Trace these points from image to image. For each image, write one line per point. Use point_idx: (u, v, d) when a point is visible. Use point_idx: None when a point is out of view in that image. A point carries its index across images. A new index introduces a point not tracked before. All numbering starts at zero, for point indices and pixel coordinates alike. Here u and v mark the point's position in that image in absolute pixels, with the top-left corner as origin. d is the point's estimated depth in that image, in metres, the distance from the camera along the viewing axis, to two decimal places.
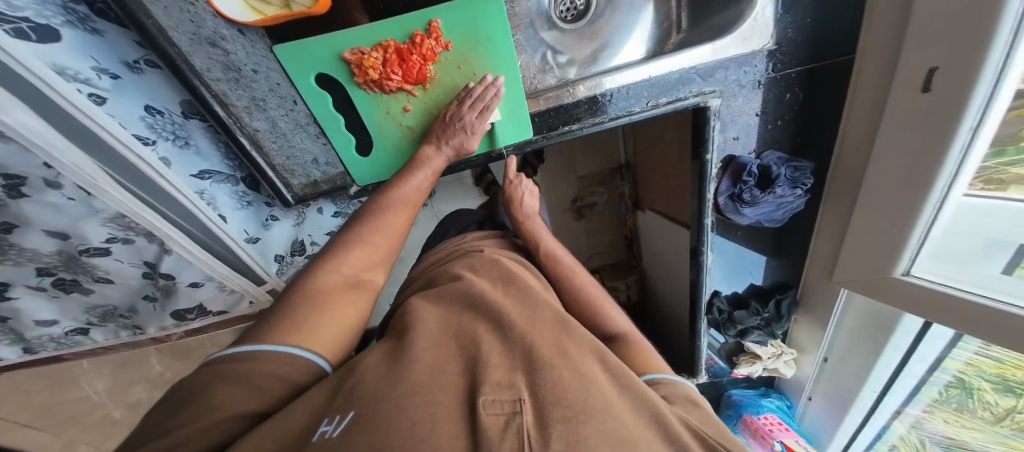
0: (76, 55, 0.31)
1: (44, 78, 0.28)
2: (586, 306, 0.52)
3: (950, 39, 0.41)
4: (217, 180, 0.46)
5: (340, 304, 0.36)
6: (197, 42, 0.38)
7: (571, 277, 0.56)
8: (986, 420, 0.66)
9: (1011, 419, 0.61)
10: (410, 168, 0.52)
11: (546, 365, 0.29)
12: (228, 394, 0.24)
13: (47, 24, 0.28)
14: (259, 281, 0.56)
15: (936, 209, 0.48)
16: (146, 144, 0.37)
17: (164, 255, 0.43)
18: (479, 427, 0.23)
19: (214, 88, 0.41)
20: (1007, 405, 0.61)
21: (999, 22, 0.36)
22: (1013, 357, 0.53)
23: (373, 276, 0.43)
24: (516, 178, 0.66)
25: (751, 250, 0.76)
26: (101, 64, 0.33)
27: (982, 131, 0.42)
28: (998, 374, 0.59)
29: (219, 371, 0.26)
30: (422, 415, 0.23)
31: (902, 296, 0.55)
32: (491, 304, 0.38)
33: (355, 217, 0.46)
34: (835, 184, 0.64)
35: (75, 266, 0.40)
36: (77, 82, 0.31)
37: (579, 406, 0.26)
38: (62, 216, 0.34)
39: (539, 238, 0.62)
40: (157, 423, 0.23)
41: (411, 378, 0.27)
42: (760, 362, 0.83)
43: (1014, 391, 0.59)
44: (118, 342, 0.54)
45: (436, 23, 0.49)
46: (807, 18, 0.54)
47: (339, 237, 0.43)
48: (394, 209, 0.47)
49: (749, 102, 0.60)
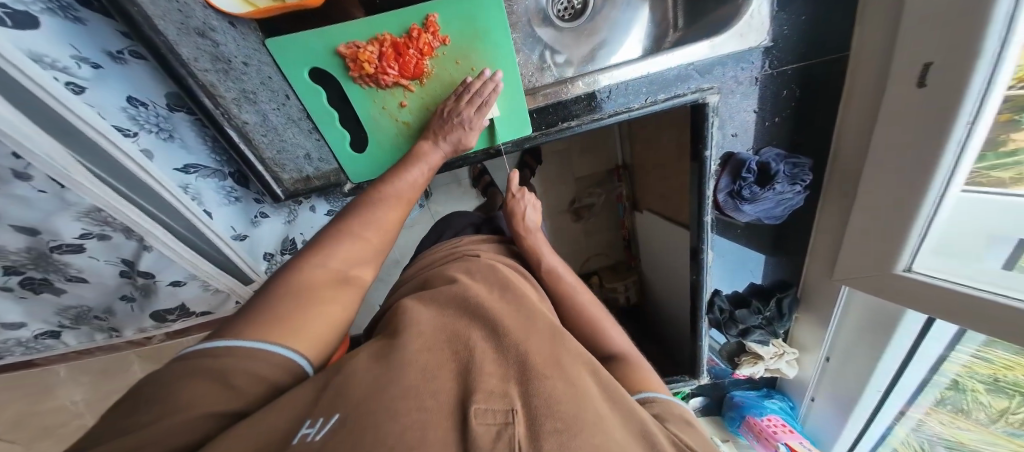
0: (56, 43, 0.28)
1: (14, 61, 0.24)
2: (586, 323, 0.51)
3: (945, 37, 0.42)
4: (203, 175, 0.44)
5: (328, 301, 0.34)
6: (185, 32, 0.37)
7: (573, 295, 0.54)
8: (981, 420, 0.68)
9: (1005, 419, 0.63)
10: (407, 162, 0.49)
11: (540, 375, 0.29)
12: (198, 391, 0.23)
13: (25, 11, 0.26)
14: (247, 281, 0.52)
15: (935, 205, 0.48)
16: (128, 136, 0.35)
17: (143, 252, 0.39)
18: (470, 436, 0.22)
19: (202, 79, 0.39)
20: (1000, 407, 0.63)
21: (990, 19, 0.37)
22: (1002, 357, 0.56)
23: (362, 271, 0.39)
24: (518, 193, 0.61)
25: (751, 248, 0.75)
26: (82, 53, 0.30)
27: (978, 128, 0.43)
28: (990, 375, 0.61)
29: (185, 369, 0.24)
30: (411, 421, 0.22)
31: (903, 292, 0.55)
32: (489, 311, 0.37)
33: (346, 209, 0.43)
34: (833, 180, 0.64)
35: (46, 264, 0.35)
36: (54, 71, 0.28)
37: (571, 419, 0.25)
38: (32, 210, 0.29)
39: (541, 254, 0.59)
40: (115, 423, 0.21)
41: (403, 380, 0.25)
42: (762, 362, 0.82)
43: (1006, 391, 0.61)
44: (93, 347, 0.50)
45: (434, 17, 0.48)
46: (801, 15, 0.54)
47: (325, 232, 0.39)
48: (387, 203, 0.44)
49: (747, 99, 0.60)
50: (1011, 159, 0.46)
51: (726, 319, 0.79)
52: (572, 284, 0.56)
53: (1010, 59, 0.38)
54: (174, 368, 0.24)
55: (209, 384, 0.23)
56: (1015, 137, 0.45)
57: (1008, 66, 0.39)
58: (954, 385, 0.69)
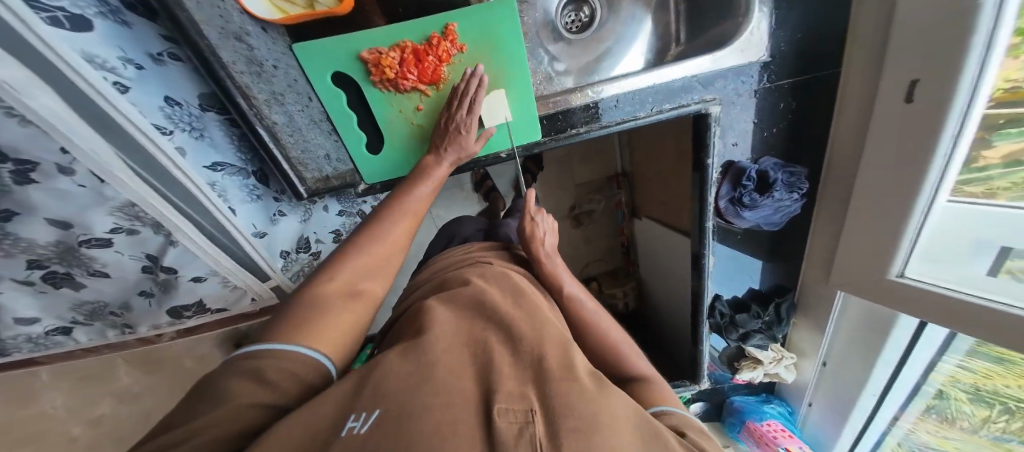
0: (106, 45, 0.30)
1: (70, 63, 0.26)
2: (608, 348, 0.50)
3: (930, 56, 0.45)
4: (229, 173, 0.45)
5: (342, 311, 0.34)
6: (225, 36, 0.39)
7: (590, 312, 0.53)
8: (966, 429, 0.72)
9: (988, 428, 0.68)
10: (414, 181, 0.50)
11: (556, 376, 0.30)
12: (239, 387, 0.25)
13: (81, 14, 0.27)
14: (264, 277, 0.53)
15: (923, 216, 0.52)
16: (164, 134, 0.36)
17: (169, 247, 0.39)
18: (494, 432, 0.23)
19: (238, 80, 0.41)
20: (983, 415, 0.68)
21: (970, 41, 0.41)
22: (984, 368, 0.63)
23: (374, 286, 0.39)
24: (536, 214, 0.60)
25: (750, 255, 0.78)
26: (128, 54, 0.32)
27: (961, 141, 0.46)
28: (972, 385, 0.67)
29: (230, 368, 0.26)
30: (443, 417, 0.23)
31: (896, 296, 0.58)
32: (506, 317, 0.37)
33: (361, 225, 0.43)
34: (828, 189, 0.67)
35: (72, 258, 0.34)
36: (104, 71, 0.30)
37: (587, 418, 0.26)
38: (68, 205, 0.30)
39: (561, 278, 0.56)
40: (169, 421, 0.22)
41: (434, 377, 0.27)
42: (761, 367, 0.84)
43: (986, 401, 0.66)
44: (102, 345, 0.47)
45: (452, 26, 0.51)
46: (797, 33, 0.58)
47: (338, 249, 0.40)
48: (396, 220, 0.44)
49: (745, 110, 0.63)
50: (981, 175, 0.50)
51: (727, 323, 0.81)
52: (591, 308, 0.54)
53: (987, 75, 0.42)
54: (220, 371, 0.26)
55: (248, 382, 0.25)
56: (986, 155, 0.49)
57: (983, 84, 0.43)
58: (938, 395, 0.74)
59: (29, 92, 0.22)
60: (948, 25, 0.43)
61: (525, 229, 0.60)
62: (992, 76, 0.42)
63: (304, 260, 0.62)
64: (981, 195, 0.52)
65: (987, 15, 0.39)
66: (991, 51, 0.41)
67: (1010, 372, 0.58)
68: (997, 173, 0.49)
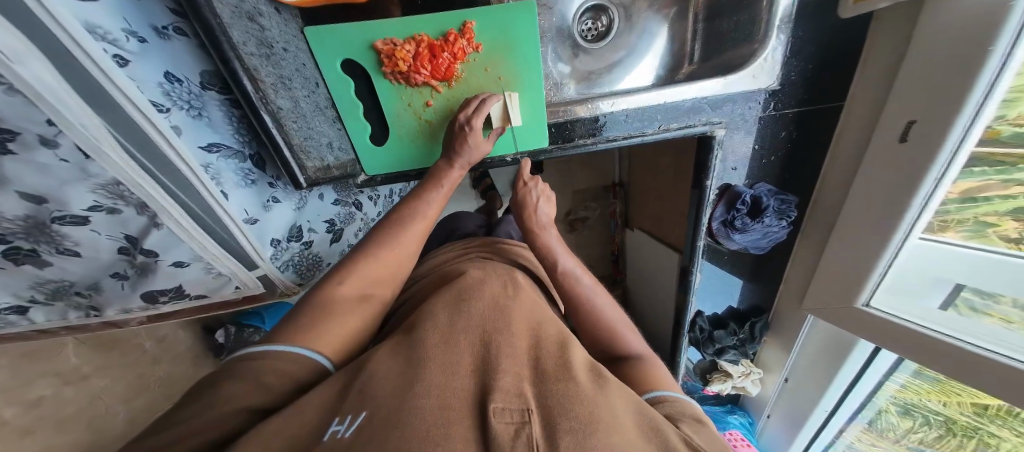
0: (108, 14, 0.28)
1: (72, 33, 0.25)
2: (605, 330, 0.49)
3: (929, 102, 0.48)
4: (224, 155, 0.43)
5: (346, 315, 0.37)
6: (237, 15, 0.37)
7: (591, 300, 0.50)
8: (892, 438, 0.83)
9: (910, 436, 0.79)
10: (430, 184, 0.52)
11: (555, 376, 0.30)
12: (233, 390, 0.27)
13: None
14: (251, 265, 0.50)
15: (897, 249, 0.56)
16: (161, 111, 0.34)
17: (152, 229, 0.36)
18: (491, 434, 0.23)
19: (247, 62, 0.39)
20: (907, 426, 0.79)
21: (966, 96, 0.44)
22: (908, 381, 0.72)
23: (383, 291, 0.43)
24: (529, 180, 0.59)
25: (732, 275, 0.83)
26: (131, 26, 0.31)
27: (941, 186, 0.50)
28: (899, 398, 0.77)
29: (232, 368, 0.29)
30: (436, 418, 0.23)
31: (861, 323, 0.62)
32: (503, 313, 0.36)
33: (379, 225, 0.47)
34: (810, 219, 0.72)
35: (41, 233, 0.30)
36: (105, 43, 0.28)
37: (586, 418, 0.26)
38: (47, 179, 0.27)
39: (553, 252, 0.54)
40: (166, 421, 0.25)
41: (426, 375, 0.26)
42: (731, 380, 0.90)
43: (910, 411, 0.77)
44: (59, 327, 0.41)
45: (470, 24, 0.50)
46: (809, 64, 0.61)
47: (355, 251, 0.43)
48: (415, 222, 0.48)
49: (747, 136, 0.67)
50: (946, 211, 0.54)
51: (705, 338, 0.86)
52: (590, 288, 0.51)
53: (979, 123, 0.45)
54: (221, 371, 0.30)
55: (249, 385, 0.28)
56: (949, 191, 0.52)
57: (973, 136, 0.46)
58: (876, 412, 0.83)
59: (20, 59, 0.21)
60: (950, 78, 0.46)
61: (519, 193, 0.59)
62: (985, 121, 0.45)
63: (295, 250, 0.59)
64: (936, 230, 0.56)
65: (990, 72, 0.42)
66: (987, 102, 0.43)
67: (937, 390, 0.67)
68: (952, 207, 0.53)
